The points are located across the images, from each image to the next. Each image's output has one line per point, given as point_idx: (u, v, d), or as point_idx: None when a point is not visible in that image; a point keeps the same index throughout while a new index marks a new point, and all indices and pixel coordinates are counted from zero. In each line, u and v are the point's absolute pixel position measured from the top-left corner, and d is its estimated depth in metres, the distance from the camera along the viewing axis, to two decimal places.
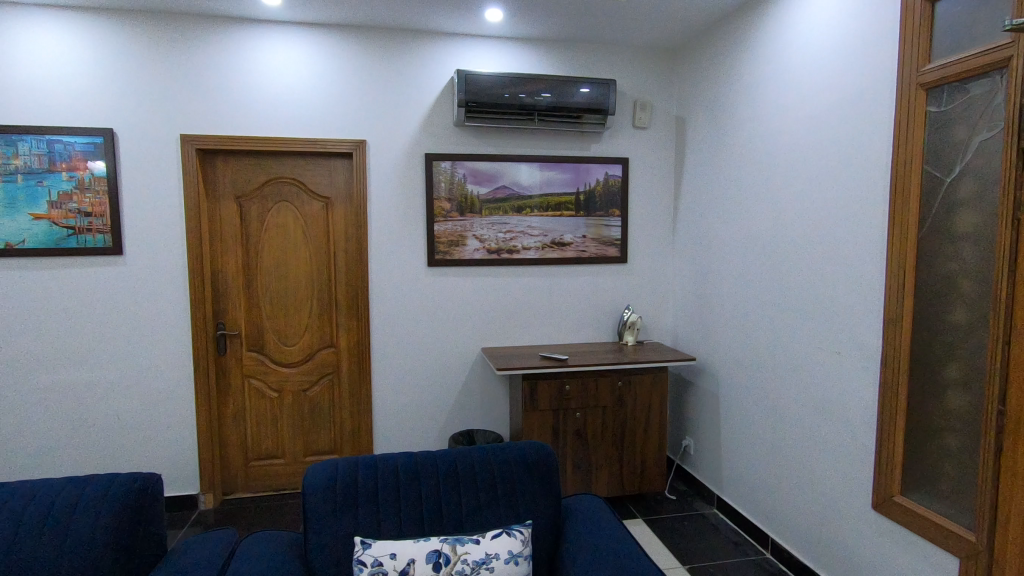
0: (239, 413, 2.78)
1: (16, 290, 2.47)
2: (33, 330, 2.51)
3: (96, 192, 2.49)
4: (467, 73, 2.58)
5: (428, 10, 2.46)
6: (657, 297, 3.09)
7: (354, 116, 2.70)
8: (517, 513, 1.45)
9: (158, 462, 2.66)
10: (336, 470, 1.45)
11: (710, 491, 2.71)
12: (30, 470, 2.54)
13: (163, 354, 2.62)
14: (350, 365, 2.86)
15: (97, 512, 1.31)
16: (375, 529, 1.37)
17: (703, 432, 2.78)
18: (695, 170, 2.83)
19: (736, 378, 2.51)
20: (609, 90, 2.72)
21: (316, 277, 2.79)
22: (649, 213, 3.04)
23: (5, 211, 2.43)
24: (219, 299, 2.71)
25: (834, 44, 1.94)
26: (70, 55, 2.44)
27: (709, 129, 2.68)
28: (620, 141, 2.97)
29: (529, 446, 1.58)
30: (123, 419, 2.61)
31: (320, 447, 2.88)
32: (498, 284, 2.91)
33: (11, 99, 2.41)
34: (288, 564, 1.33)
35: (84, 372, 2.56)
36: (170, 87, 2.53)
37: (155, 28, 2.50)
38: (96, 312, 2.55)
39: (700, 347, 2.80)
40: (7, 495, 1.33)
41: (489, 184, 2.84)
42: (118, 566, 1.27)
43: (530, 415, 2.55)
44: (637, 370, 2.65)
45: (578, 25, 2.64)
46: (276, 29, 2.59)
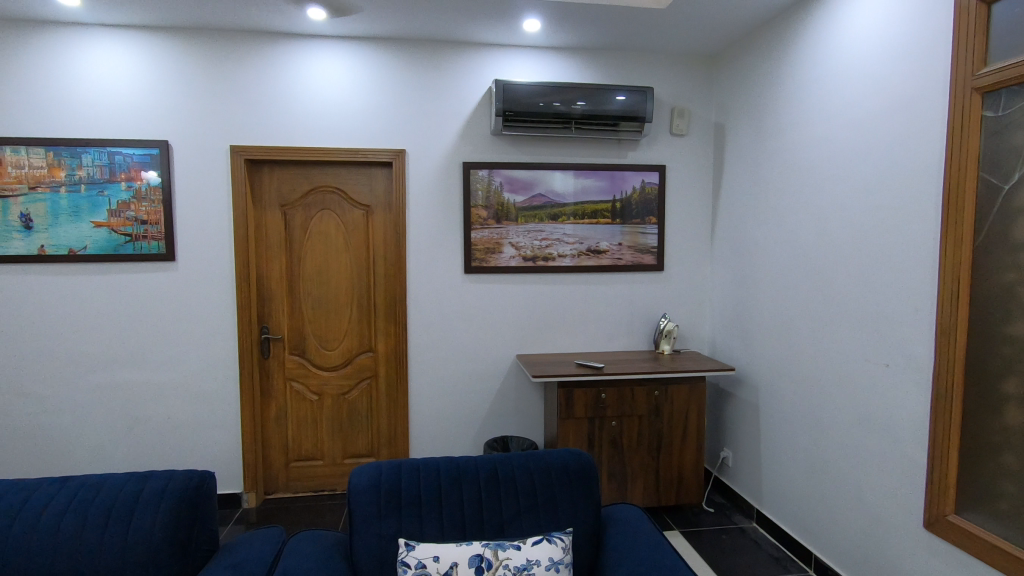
0: (281, 414, 2.86)
1: (76, 293, 2.61)
2: (91, 332, 2.64)
3: (152, 202, 2.62)
4: (505, 83, 2.61)
5: (467, 21, 2.50)
6: (695, 305, 3.05)
7: (394, 125, 2.76)
8: (557, 521, 1.45)
9: (204, 460, 2.75)
10: (380, 473, 1.48)
11: (750, 505, 2.65)
12: (88, 466, 2.68)
13: (211, 357, 2.72)
14: (388, 370, 2.91)
15: (157, 506, 1.37)
16: (419, 532, 1.39)
17: (742, 444, 2.73)
18: (734, 177, 2.79)
19: (777, 389, 2.46)
20: (647, 98, 2.71)
21: (356, 284, 2.86)
22: (687, 221, 3.01)
23: (70, 219, 2.57)
24: (264, 304, 2.80)
25: (882, 48, 1.90)
26: (130, 72, 2.58)
27: (750, 135, 2.65)
28: (657, 149, 2.95)
29: (568, 453, 1.59)
30: (172, 419, 2.72)
31: (358, 450, 2.93)
32: (534, 291, 2.92)
33: (76, 115, 2.55)
34: (334, 563, 1.37)
35: (138, 373, 2.68)
36: (220, 100, 2.64)
37: (207, 44, 2.62)
38: (151, 315, 2.67)
39: (739, 356, 2.75)
40: (76, 486, 1.41)
41: (526, 192, 2.86)
42: (176, 559, 1.33)
43: (566, 422, 2.55)
44: (674, 380, 2.62)
45: (616, 34, 2.65)
46: (321, 43, 2.68)
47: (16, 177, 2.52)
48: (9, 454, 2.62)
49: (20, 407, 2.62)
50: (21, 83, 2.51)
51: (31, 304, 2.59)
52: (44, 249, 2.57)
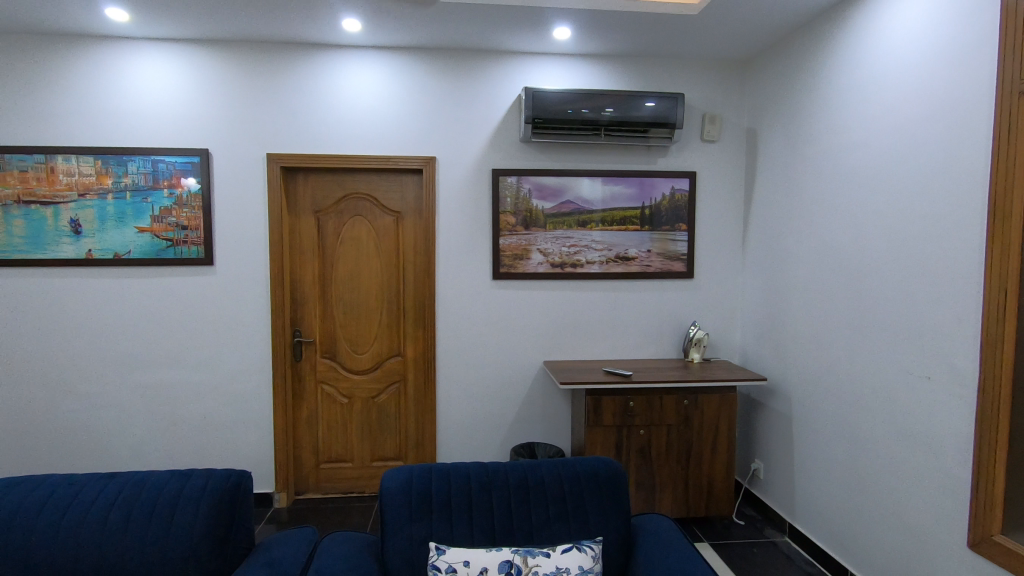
0: (312, 416, 2.92)
1: (120, 295, 2.71)
2: (133, 333, 2.74)
3: (192, 208, 2.70)
4: (534, 91, 2.63)
5: (498, 30, 2.53)
6: (725, 314, 3.01)
7: (425, 133, 2.80)
8: (587, 530, 1.44)
9: (237, 459, 2.82)
10: (411, 476, 1.50)
11: (782, 518, 2.59)
12: (129, 462, 2.77)
13: (246, 359, 2.79)
14: (416, 374, 2.94)
15: (198, 503, 1.41)
16: (449, 536, 1.40)
17: (774, 455, 2.67)
18: (767, 184, 2.75)
19: (812, 400, 2.40)
20: (677, 104, 2.70)
21: (386, 289, 2.90)
22: (717, 228, 2.97)
23: (116, 224, 2.68)
24: (297, 307, 2.87)
25: (923, 52, 1.85)
26: (174, 83, 2.68)
27: (784, 141, 2.60)
28: (687, 155, 2.93)
29: (598, 461, 1.58)
30: (208, 419, 2.80)
31: (387, 453, 2.97)
32: (562, 297, 2.92)
33: (122, 124, 2.66)
34: (366, 564, 1.39)
35: (177, 373, 2.77)
36: (259, 110, 2.72)
37: (247, 56, 2.70)
38: (190, 318, 2.76)
39: (772, 366, 2.69)
40: (122, 482, 1.47)
41: (554, 199, 2.87)
42: (215, 555, 1.37)
43: (593, 430, 2.54)
44: (704, 389, 2.58)
45: (646, 40, 2.64)
46: (356, 54, 2.75)
47: (67, 184, 2.64)
48: (57, 449, 2.74)
49: (67, 404, 2.73)
50: (74, 94, 2.64)
51: (79, 306, 2.70)
52: (91, 253, 2.68)
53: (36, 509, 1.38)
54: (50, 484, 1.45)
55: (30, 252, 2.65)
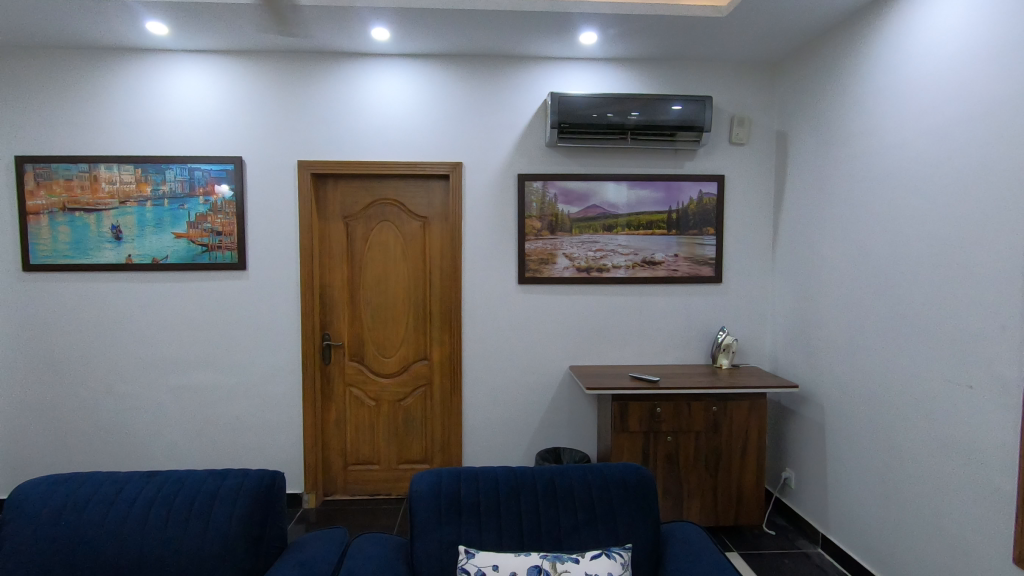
0: (340, 418, 2.96)
1: (158, 299, 2.80)
2: (170, 335, 2.82)
3: (227, 214, 2.78)
4: (560, 95, 2.63)
5: (525, 36, 2.54)
6: (755, 319, 2.96)
7: (453, 139, 2.83)
8: (616, 536, 1.43)
9: (268, 460, 2.88)
10: (439, 480, 1.51)
11: (814, 529, 2.53)
12: (165, 461, 2.85)
13: (277, 362, 2.85)
14: (442, 378, 2.96)
15: (234, 503, 1.45)
16: (478, 540, 1.41)
17: (806, 464, 2.61)
18: (798, 187, 2.70)
19: (845, 408, 2.34)
20: (705, 107, 2.67)
21: (413, 293, 2.93)
22: (747, 232, 2.93)
23: (154, 230, 2.77)
24: (326, 311, 2.92)
25: (963, 51, 1.80)
26: (210, 93, 2.76)
27: (816, 143, 2.56)
28: (715, 158, 2.90)
29: (626, 468, 1.57)
30: (240, 420, 2.86)
31: (413, 456, 2.99)
32: (588, 302, 2.91)
33: (161, 134, 2.76)
34: (395, 566, 1.41)
35: (211, 375, 2.84)
36: (290, 118, 2.79)
37: (280, 66, 2.77)
38: (224, 321, 2.83)
39: (803, 373, 2.64)
40: (162, 480, 1.51)
41: (580, 203, 2.86)
42: (250, 554, 1.40)
43: (620, 436, 2.52)
44: (733, 395, 2.54)
45: (674, 43, 2.62)
46: (385, 62, 2.79)
47: (108, 192, 2.74)
48: (97, 447, 2.83)
49: (107, 404, 2.82)
50: (116, 106, 2.74)
51: (119, 309, 2.79)
52: (131, 258, 2.77)
53: (81, 505, 1.43)
54: (95, 481, 1.50)
55: (74, 258, 2.75)
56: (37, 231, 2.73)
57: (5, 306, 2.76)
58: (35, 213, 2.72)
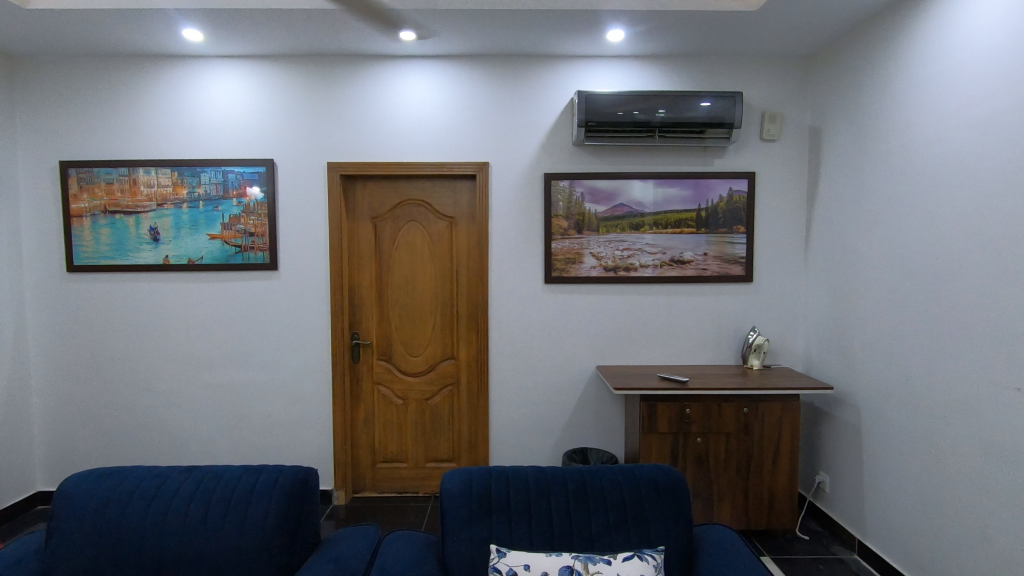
0: (369, 416, 3.00)
1: (193, 298, 2.88)
2: (205, 334, 2.89)
3: (259, 215, 2.83)
4: (587, 93, 2.62)
5: (552, 35, 2.53)
6: (787, 319, 2.89)
7: (479, 139, 2.84)
8: (648, 538, 1.42)
9: (299, 457, 2.93)
10: (470, 478, 1.52)
11: (850, 535, 2.46)
12: (200, 456, 2.93)
13: (307, 360, 2.90)
14: (469, 377, 2.98)
15: (270, 498, 1.48)
16: (509, 539, 1.41)
17: (841, 468, 2.55)
18: (833, 184, 2.63)
19: (883, 411, 2.27)
20: (735, 103, 2.62)
21: (441, 293, 2.95)
22: (778, 230, 2.87)
23: (190, 232, 2.84)
24: (355, 311, 2.96)
25: (1007, 40, 1.74)
26: (243, 97, 2.82)
27: (852, 138, 2.49)
28: (746, 155, 2.84)
29: (657, 469, 1.55)
30: (272, 417, 2.92)
31: (440, 454, 3.01)
32: (616, 302, 2.89)
33: (196, 138, 2.83)
34: (427, 563, 1.42)
35: (244, 373, 2.91)
36: (320, 120, 2.83)
37: (310, 70, 2.82)
38: (257, 320, 2.89)
39: (838, 374, 2.57)
40: (201, 475, 1.55)
41: (607, 202, 2.84)
42: (285, 549, 1.43)
43: (649, 437, 2.49)
44: (765, 397, 2.49)
45: (703, 39, 2.58)
46: (413, 64, 2.82)
47: (147, 195, 2.83)
48: (136, 442, 2.92)
49: (146, 400, 2.91)
50: (155, 111, 2.82)
51: (157, 308, 2.88)
52: (168, 259, 2.85)
53: (125, 498, 1.48)
54: (138, 476, 1.55)
55: (115, 258, 2.85)
56: (81, 233, 2.83)
57: (51, 305, 2.87)
58: (78, 215, 2.82)
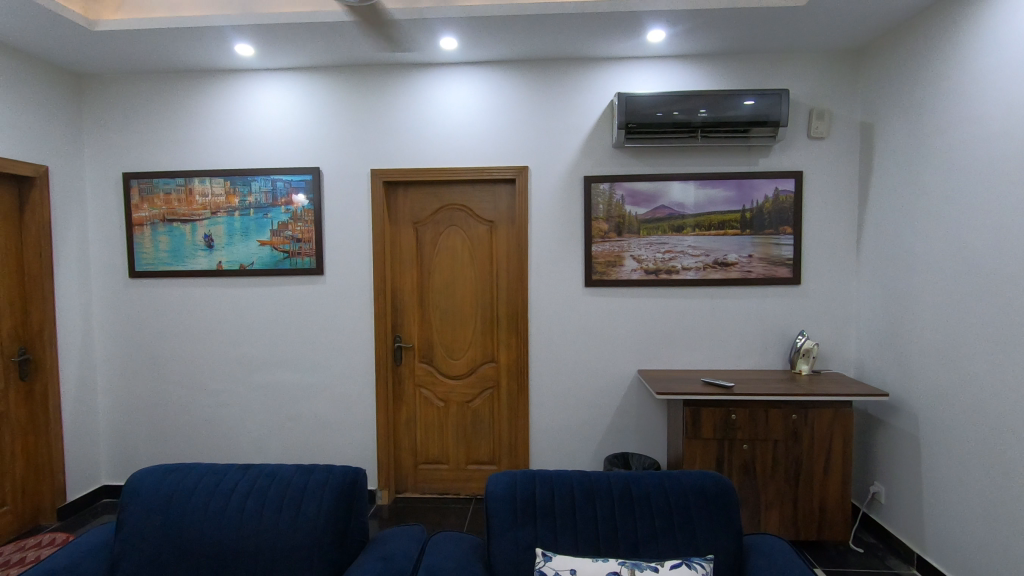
0: (411, 418, 3.05)
1: (244, 302, 2.99)
2: (255, 337, 3.00)
3: (306, 222, 2.92)
4: (627, 95, 2.60)
5: (591, 37, 2.53)
6: (838, 323, 2.79)
7: (518, 143, 2.86)
8: (696, 547, 1.39)
9: (343, 456, 3.00)
10: (514, 481, 1.53)
11: (907, 548, 2.35)
12: (251, 454, 3.04)
13: (351, 362, 2.97)
14: (509, 380, 2.99)
15: (321, 497, 1.52)
16: (554, 543, 1.41)
17: (897, 478, 2.44)
18: (886, 183, 2.53)
19: (943, 419, 2.17)
20: (781, 101, 2.56)
21: (481, 297, 2.98)
22: (827, 231, 2.77)
23: (241, 238, 2.95)
24: (397, 314, 3.02)
25: None
26: (291, 108, 2.92)
27: (907, 134, 2.39)
28: (792, 154, 2.77)
29: (704, 476, 1.53)
30: (318, 418, 3.00)
31: (481, 457, 3.04)
32: (657, 305, 2.85)
33: (247, 148, 2.94)
34: (473, 564, 1.43)
35: (292, 374, 3.01)
36: (364, 128, 2.91)
37: (354, 79, 2.90)
38: (303, 324, 2.98)
39: (894, 380, 2.46)
40: (257, 474, 1.61)
41: (648, 204, 2.81)
42: (336, 547, 1.47)
43: (693, 442, 2.45)
44: (815, 403, 2.41)
45: (747, 36, 2.53)
46: (453, 71, 2.86)
47: (201, 204, 2.95)
48: (192, 440, 3.06)
49: (201, 401, 3.04)
50: (208, 124, 2.95)
51: (210, 312, 3.00)
52: (221, 264, 2.97)
53: (188, 493, 1.55)
54: (199, 472, 1.62)
55: (173, 264, 2.99)
56: (142, 241, 2.98)
57: (115, 309, 3.03)
58: (139, 224, 2.98)
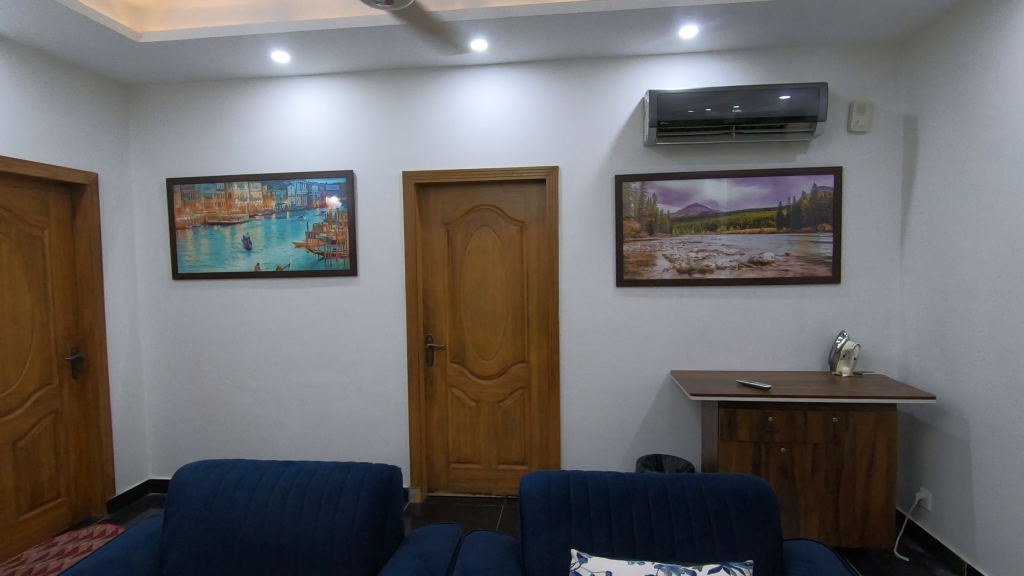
0: (443, 417, 3.08)
1: (281, 303, 3.07)
2: (291, 336, 3.08)
3: (340, 224, 2.98)
4: (658, 92, 2.57)
5: (622, 35, 2.51)
6: (881, 323, 2.69)
7: (548, 142, 2.85)
8: (735, 552, 1.37)
9: (377, 454, 3.05)
10: (549, 481, 1.53)
11: (957, 558, 2.25)
12: (288, 451, 3.12)
13: (384, 362, 3.02)
14: (541, 380, 2.99)
15: (359, 494, 1.55)
16: (589, 544, 1.41)
17: (946, 485, 2.34)
18: (932, 178, 2.44)
19: (995, 424, 2.07)
20: (819, 95, 2.48)
21: (512, 298, 2.99)
22: (869, 228, 2.68)
23: (278, 241, 3.03)
24: (429, 315, 3.05)
25: None
26: (325, 112, 2.99)
27: (954, 126, 2.29)
28: (831, 150, 2.69)
29: (743, 480, 1.50)
30: (352, 416, 3.06)
31: (512, 457, 3.04)
32: (690, 305, 2.81)
33: (283, 152, 3.02)
34: (508, 564, 1.44)
35: (327, 373, 3.07)
36: (396, 131, 2.95)
37: (386, 83, 2.94)
38: (337, 324, 3.04)
39: (941, 383, 2.37)
40: (298, 470, 1.65)
41: (680, 203, 2.77)
42: (373, 543, 1.49)
43: (728, 445, 2.40)
44: (857, 406, 2.34)
45: (783, 29, 2.47)
46: (483, 72, 2.88)
47: (240, 208, 3.04)
48: (232, 436, 3.15)
49: (241, 399, 3.13)
50: (246, 130, 3.04)
51: (249, 312, 3.09)
52: (259, 266, 3.05)
53: (232, 486, 1.60)
54: (243, 467, 1.68)
55: (213, 267, 3.08)
56: (184, 244, 3.09)
57: (160, 309, 3.15)
58: (182, 228, 3.08)
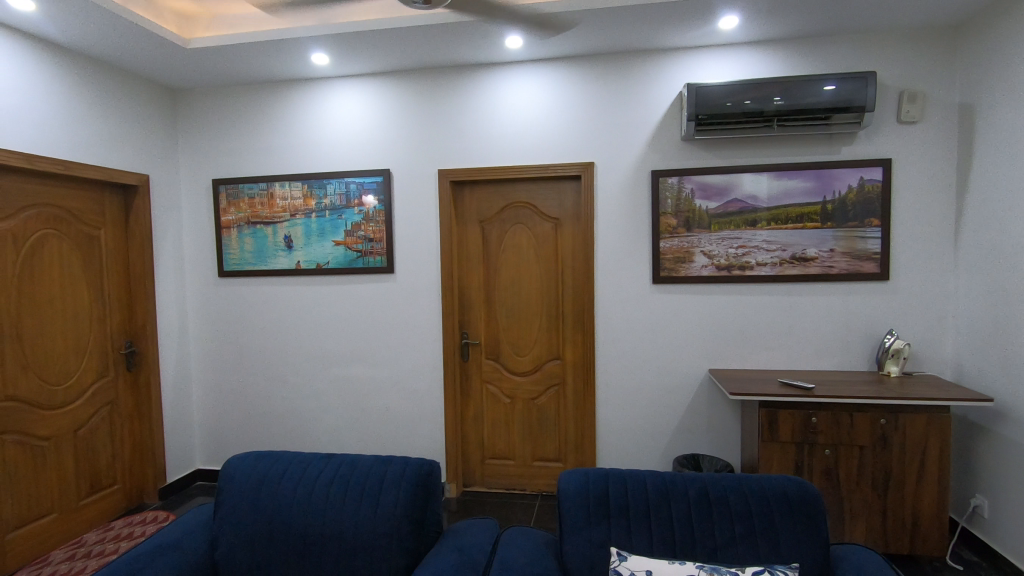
0: (478, 414, 3.10)
1: (321, 300, 3.14)
2: (331, 332, 3.15)
3: (377, 222, 3.02)
4: (697, 86, 2.51)
5: (659, 28, 2.47)
6: (933, 321, 2.58)
7: (583, 138, 2.83)
8: (779, 554, 1.34)
9: (413, 449, 3.10)
10: (587, 479, 1.52)
11: (1015, 568, 2.15)
12: (327, 444, 3.20)
13: (420, 358, 3.06)
14: (576, 378, 2.98)
15: (399, 487, 1.58)
16: (628, 542, 1.40)
17: (1003, 491, 2.23)
18: (990, 168, 2.32)
19: None
20: (867, 84, 2.39)
21: (546, 295, 2.98)
22: (920, 222, 2.57)
23: (318, 239, 3.10)
24: (464, 311, 3.07)
25: None
26: (363, 113, 3.04)
27: (1014, 113, 2.17)
28: (879, 141, 2.59)
29: (787, 481, 1.46)
30: (389, 411, 3.12)
31: (547, 454, 3.04)
32: (729, 302, 2.75)
33: (322, 152, 3.09)
34: (546, 560, 1.44)
35: (365, 369, 3.13)
36: (431, 130, 2.98)
37: (421, 82, 2.98)
38: (375, 320, 3.09)
39: (999, 384, 2.26)
40: (340, 462, 1.69)
41: (719, 198, 2.71)
42: (413, 536, 1.52)
43: (770, 446, 2.35)
44: (907, 407, 2.25)
45: (828, 17, 2.39)
46: (517, 69, 2.88)
47: (282, 207, 3.12)
48: (274, 428, 3.25)
49: (283, 393, 3.23)
50: (287, 131, 3.12)
51: (290, 309, 3.18)
52: (300, 264, 3.13)
53: (278, 477, 1.66)
54: (287, 459, 1.73)
55: (256, 264, 3.18)
56: (229, 243, 3.19)
57: (207, 305, 3.27)
58: (227, 227, 3.19)
